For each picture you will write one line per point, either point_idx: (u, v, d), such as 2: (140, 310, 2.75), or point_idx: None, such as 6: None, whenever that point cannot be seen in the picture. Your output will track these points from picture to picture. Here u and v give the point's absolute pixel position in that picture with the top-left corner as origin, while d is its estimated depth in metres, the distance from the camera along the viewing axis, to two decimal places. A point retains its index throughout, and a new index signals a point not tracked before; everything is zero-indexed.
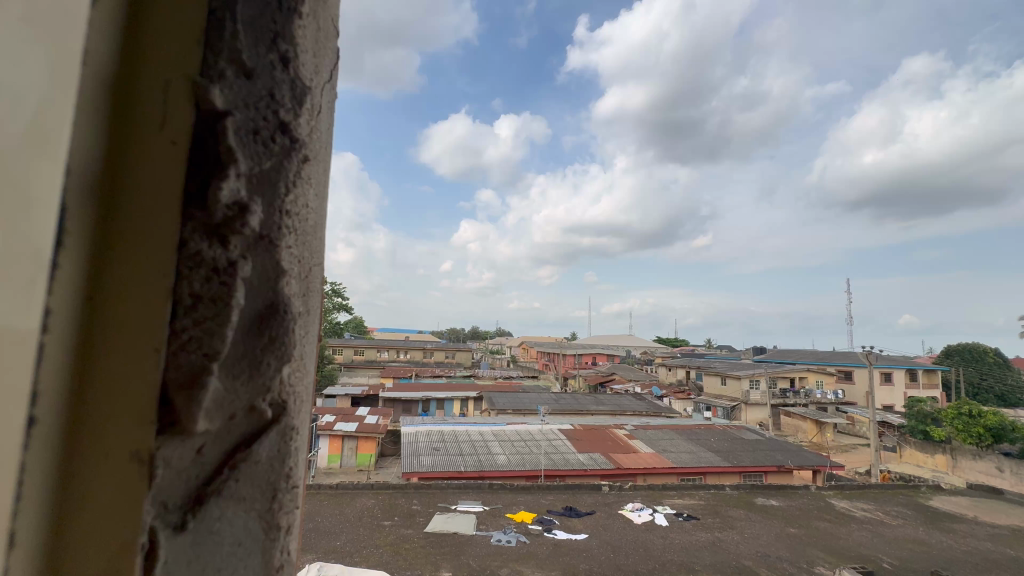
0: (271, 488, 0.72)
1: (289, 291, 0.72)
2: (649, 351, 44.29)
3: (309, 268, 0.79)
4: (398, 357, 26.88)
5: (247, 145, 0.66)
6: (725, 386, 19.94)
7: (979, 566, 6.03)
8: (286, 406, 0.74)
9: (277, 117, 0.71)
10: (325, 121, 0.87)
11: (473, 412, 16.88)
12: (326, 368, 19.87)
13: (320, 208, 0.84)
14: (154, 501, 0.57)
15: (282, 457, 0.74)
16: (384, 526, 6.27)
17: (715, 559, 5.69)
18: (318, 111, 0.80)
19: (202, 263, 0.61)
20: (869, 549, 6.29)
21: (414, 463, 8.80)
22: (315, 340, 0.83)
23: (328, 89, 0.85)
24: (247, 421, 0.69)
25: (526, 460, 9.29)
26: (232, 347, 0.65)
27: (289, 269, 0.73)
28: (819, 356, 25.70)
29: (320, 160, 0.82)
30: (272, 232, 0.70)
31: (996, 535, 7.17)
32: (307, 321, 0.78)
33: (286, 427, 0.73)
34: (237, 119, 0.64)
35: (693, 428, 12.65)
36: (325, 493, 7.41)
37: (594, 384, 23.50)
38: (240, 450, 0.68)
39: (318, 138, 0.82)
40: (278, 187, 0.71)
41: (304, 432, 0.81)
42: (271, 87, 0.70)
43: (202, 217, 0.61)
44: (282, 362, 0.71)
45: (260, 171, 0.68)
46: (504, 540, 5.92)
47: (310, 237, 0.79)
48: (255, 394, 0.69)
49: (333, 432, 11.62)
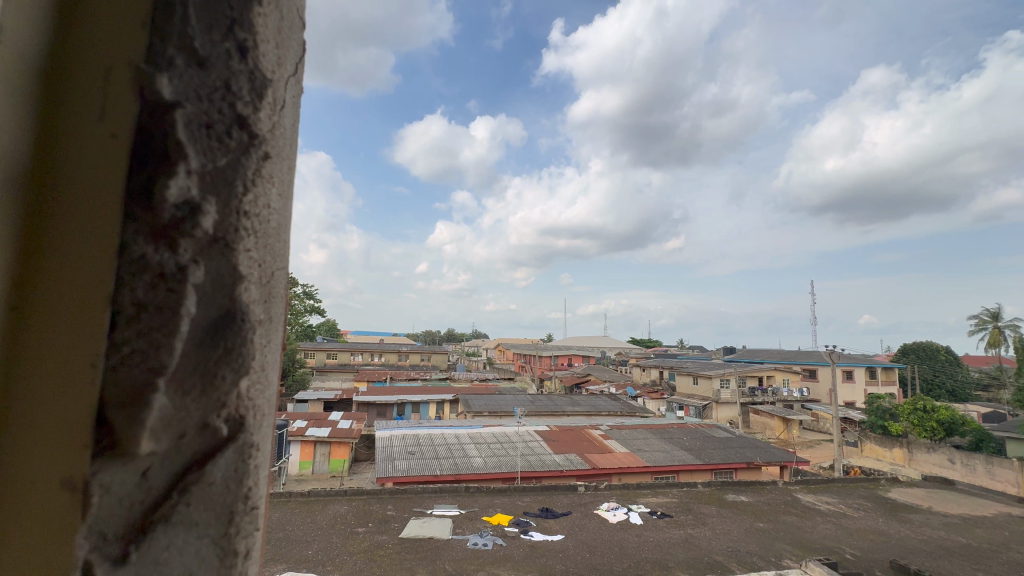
0: (227, 511, 0.69)
1: (248, 298, 0.69)
2: (623, 351, 44.93)
3: (271, 273, 0.75)
4: (373, 361, 26.45)
5: (198, 140, 0.64)
6: (697, 385, 20.38)
7: (934, 553, 6.33)
8: (244, 423, 0.70)
9: (232, 111, 0.69)
10: (293, 115, 0.84)
11: (449, 414, 16.76)
12: (297, 372, 19.39)
13: (287, 208, 0.81)
14: (89, 533, 0.59)
15: (240, 477, 0.70)
16: (357, 533, 6.15)
17: (688, 555, 5.80)
18: (281, 106, 0.77)
19: (146, 270, 0.61)
20: (833, 541, 6.52)
21: (388, 467, 8.66)
22: (279, 348, 0.80)
23: (293, 82, 0.82)
24: (201, 439, 0.67)
25: (502, 462, 9.27)
26: (183, 360, 0.63)
27: (247, 275, 0.69)
28: (786, 355, 26.61)
29: (284, 158, 0.78)
30: (228, 235, 0.67)
31: (949, 524, 7.56)
32: (270, 330, 0.75)
33: (242, 445, 0.69)
34: (187, 112, 0.63)
35: (667, 427, 12.89)
36: (296, 500, 7.21)
37: (570, 385, 23.69)
38: (191, 470, 0.66)
39: (284, 132, 0.79)
40: (234, 186, 0.68)
41: (266, 448, 0.76)
42: (226, 79, 0.68)
43: (148, 218, 0.61)
44: (238, 374, 0.68)
45: (214, 168, 0.66)
46: (480, 543, 5.88)
47: (273, 239, 0.75)
48: (209, 410, 0.66)
49: (305, 437, 11.34)
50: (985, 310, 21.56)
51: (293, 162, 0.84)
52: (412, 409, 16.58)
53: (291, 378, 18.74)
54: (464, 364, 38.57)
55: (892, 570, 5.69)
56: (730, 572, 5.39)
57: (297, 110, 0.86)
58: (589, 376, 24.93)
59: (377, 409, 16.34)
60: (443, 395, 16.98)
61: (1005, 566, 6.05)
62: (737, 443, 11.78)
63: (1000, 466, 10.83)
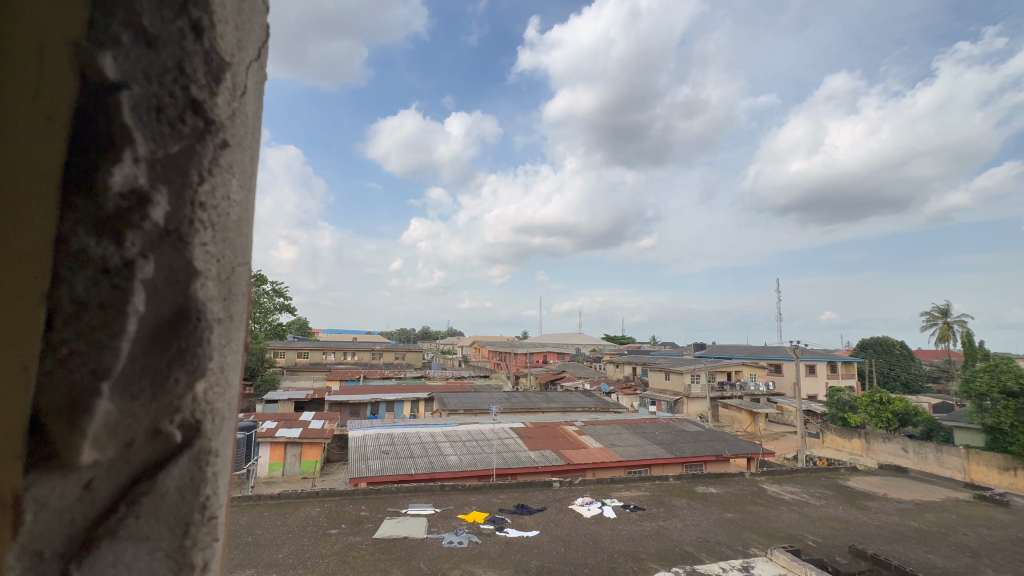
0: (182, 521, 0.66)
1: (204, 296, 0.66)
2: (598, 348, 45.55)
3: (232, 268, 0.72)
4: (346, 359, 25.99)
5: (148, 126, 0.61)
6: (669, 381, 20.84)
7: (889, 538, 6.67)
8: (200, 427, 0.67)
9: (186, 95, 0.66)
10: (255, 103, 0.80)
11: (424, 413, 16.63)
12: (266, 372, 18.87)
13: (250, 201, 0.78)
14: (24, 552, 0.56)
15: (196, 486, 0.67)
16: (330, 535, 6.03)
17: (660, 547, 5.92)
18: (242, 92, 0.74)
19: (88, 264, 0.58)
20: (796, 529, 6.78)
21: (362, 467, 8.52)
22: (240, 348, 0.77)
23: (255, 68, 0.78)
24: (153, 446, 0.64)
25: (478, 460, 9.27)
26: (130, 363, 0.60)
27: (204, 270, 0.66)
28: (753, 351, 27.51)
29: (245, 148, 0.75)
30: (181, 227, 0.63)
31: (902, 509, 7.97)
32: (230, 328, 0.71)
33: (199, 452, 0.66)
34: (133, 94, 0.61)
35: (639, 422, 13.14)
36: (266, 503, 7.02)
37: (545, 382, 23.85)
38: (142, 480, 0.63)
39: (245, 120, 0.76)
40: (188, 175, 0.65)
41: (227, 453, 0.74)
42: (180, 59, 0.65)
43: (90, 208, 0.59)
44: (194, 377, 0.66)
45: (166, 156, 0.63)
46: (455, 541, 5.86)
47: (233, 234, 0.72)
48: (161, 413, 0.64)
49: (275, 439, 11.05)
50: (936, 306, 22.77)
51: (256, 153, 0.81)
52: (386, 408, 16.38)
53: (260, 378, 18.23)
54: (439, 362, 38.32)
55: (851, 555, 5.96)
56: (700, 562, 5.54)
57: (259, 98, 0.83)
58: (564, 373, 25.16)
59: (350, 409, 16.06)
60: (418, 393, 16.83)
61: (953, 547, 6.42)
62: (706, 436, 12.12)
63: (949, 453, 11.48)
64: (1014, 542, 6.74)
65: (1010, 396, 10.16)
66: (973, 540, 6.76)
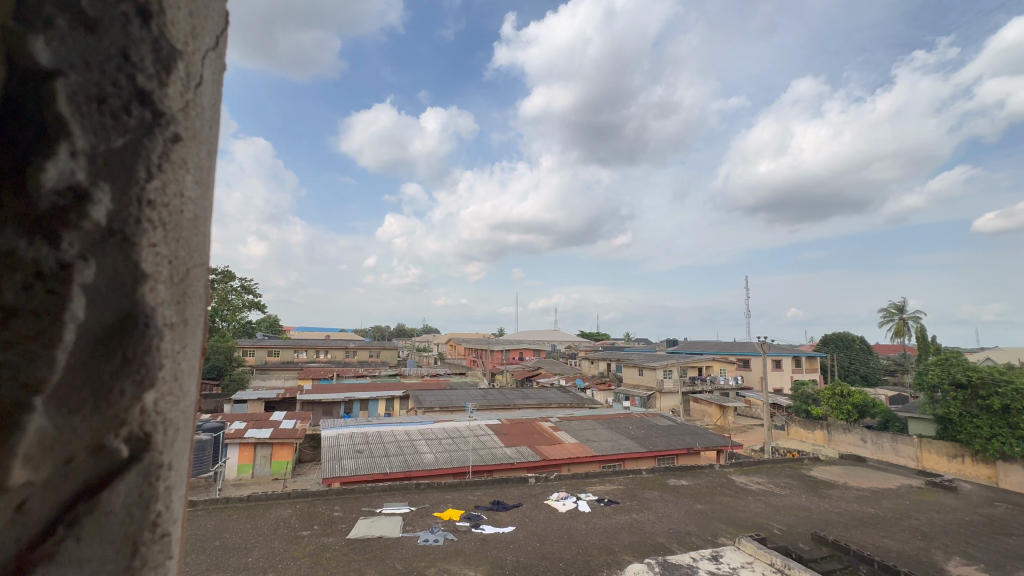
0: (129, 541, 0.64)
1: (154, 299, 0.63)
2: (573, 345, 45.95)
3: (186, 270, 0.69)
4: (318, 358, 25.46)
5: (88, 118, 0.59)
6: (642, 376, 21.23)
7: (848, 524, 6.98)
8: (149, 440, 0.65)
9: (132, 85, 0.63)
10: (213, 94, 0.77)
11: (399, 411, 16.47)
12: (235, 371, 18.30)
13: (208, 197, 0.75)
14: None
15: (146, 502, 0.65)
16: (302, 537, 5.91)
17: (633, 539, 6.04)
18: (195, 83, 0.71)
19: (21, 267, 0.56)
20: (763, 518, 7.03)
21: (335, 467, 8.37)
22: (197, 354, 0.74)
23: (212, 57, 0.75)
24: (96, 462, 0.62)
25: (454, 457, 9.24)
26: (69, 373, 0.57)
27: (154, 273, 0.63)
28: (723, 346, 28.31)
29: (200, 142, 0.72)
30: (126, 228, 0.61)
31: (861, 497, 8.36)
32: (185, 334, 0.69)
33: (147, 466, 0.64)
34: (70, 82, 0.58)
35: (614, 417, 13.34)
36: (234, 506, 6.82)
37: (521, 379, 23.95)
38: (82, 498, 0.61)
39: (201, 112, 0.73)
40: (134, 171, 0.62)
41: (181, 467, 0.71)
42: (124, 46, 0.62)
43: (23, 208, 0.56)
44: (141, 388, 0.63)
45: (108, 150, 0.60)
46: (431, 539, 5.83)
47: (187, 233, 0.69)
48: (105, 428, 0.61)
49: (243, 440, 10.74)
50: (892, 303, 23.90)
51: (215, 147, 0.78)
52: (361, 407, 16.14)
53: (228, 377, 17.67)
54: (415, 359, 37.99)
55: (814, 542, 6.21)
56: (672, 552, 5.67)
57: (218, 88, 0.80)
58: (540, 369, 25.31)
59: (322, 408, 15.75)
60: (393, 391, 16.64)
61: (906, 532, 6.77)
62: (678, 430, 12.41)
63: (903, 442, 12.10)
64: (961, 525, 7.17)
65: (959, 387, 10.74)
66: (925, 524, 7.15)
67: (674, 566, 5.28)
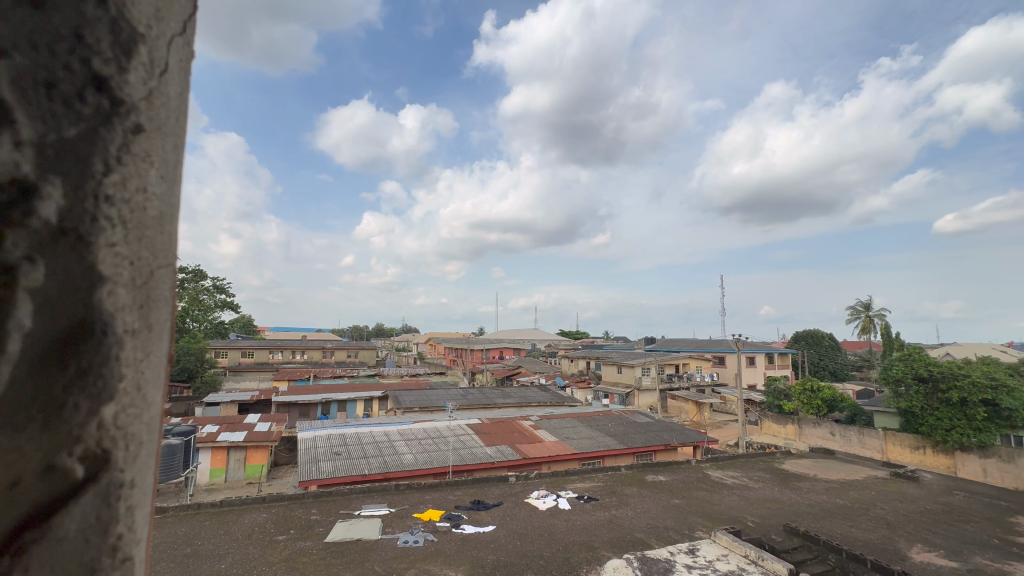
0: (88, 564, 0.61)
1: (114, 303, 0.61)
2: (552, 343, 46.25)
3: (149, 270, 0.68)
4: (294, 358, 24.95)
5: (34, 102, 0.53)
6: (621, 374, 21.48)
7: (818, 515, 7.21)
8: (108, 453, 0.63)
9: (86, 70, 0.59)
10: (180, 82, 0.76)
11: (378, 412, 16.28)
12: (206, 373, 17.77)
13: (173, 193, 0.73)
14: None
15: (104, 524, 0.63)
16: (277, 542, 5.77)
17: (612, 535, 6.10)
18: (158, 71, 0.70)
19: None
20: (737, 512, 7.19)
21: (311, 470, 8.19)
22: (161, 355, 0.72)
23: (174, 46, 0.74)
24: (47, 490, 0.56)
25: (433, 458, 9.17)
26: (16, 391, 0.51)
27: (114, 276, 0.61)
28: (698, 343, 28.90)
29: (162, 137, 0.71)
30: (82, 228, 0.56)
31: (830, 488, 8.64)
32: (148, 338, 0.68)
33: (106, 485, 0.62)
34: (14, 61, 0.51)
35: (593, 415, 13.46)
36: (206, 512, 6.61)
37: (501, 378, 23.98)
38: (27, 535, 0.54)
39: (165, 101, 0.72)
40: (90, 164, 0.58)
41: (143, 477, 0.70)
42: (77, 26, 0.58)
43: None
44: (98, 401, 0.60)
45: (60, 141, 0.55)
46: (411, 541, 5.77)
47: (149, 232, 0.68)
48: (57, 446, 0.56)
49: (216, 443, 10.43)
50: (859, 301, 24.75)
51: (182, 141, 0.77)
52: (338, 408, 15.87)
53: (199, 380, 17.15)
54: (394, 359, 37.60)
55: (785, 533, 6.39)
56: (650, 547, 5.75)
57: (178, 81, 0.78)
58: (520, 368, 25.38)
59: (299, 410, 15.43)
60: (372, 392, 16.41)
61: (872, 521, 7.03)
62: (655, 426, 12.61)
63: (869, 435, 12.56)
64: (923, 513, 7.48)
65: (920, 381, 11.22)
66: (889, 513, 7.43)
67: (652, 561, 5.35)
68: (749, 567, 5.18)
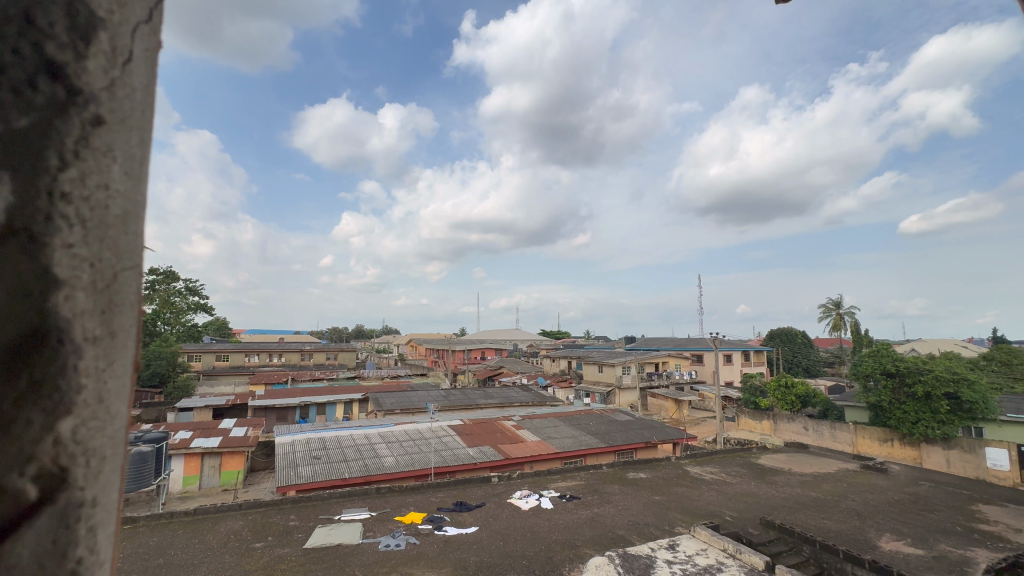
0: None
1: (72, 310, 0.58)
2: (534, 343, 46.48)
3: (111, 276, 0.64)
4: (271, 361, 24.43)
5: None
6: (602, 373, 21.69)
7: (792, 508, 7.41)
8: (66, 473, 0.59)
9: (37, 55, 0.58)
10: (145, 73, 0.72)
11: (359, 414, 16.07)
12: (179, 378, 17.26)
13: (140, 191, 0.70)
14: None
15: (60, 549, 0.59)
16: (255, 549, 5.63)
17: (595, 533, 6.16)
18: (122, 61, 0.67)
19: None
20: (716, 507, 7.34)
21: (290, 474, 8.02)
22: (129, 368, 0.68)
23: (141, 36, 0.70)
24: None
25: (415, 460, 9.09)
26: None
27: (69, 278, 0.58)
28: (677, 342, 29.43)
29: (126, 134, 0.67)
30: (36, 228, 0.55)
31: (804, 481, 8.89)
32: (111, 347, 0.65)
33: (62, 508, 0.58)
34: None
35: (576, 414, 13.54)
36: (180, 521, 6.41)
37: (483, 378, 23.95)
38: None
39: (130, 92, 0.69)
40: (43, 158, 0.56)
41: (106, 503, 0.66)
42: (27, 10, 0.57)
43: None
44: (50, 414, 0.57)
45: (10, 132, 0.54)
46: (392, 544, 5.71)
47: (112, 235, 0.65)
48: (10, 459, 0.54)
49: (190, 450, 10.12)
50: (830, 299, 25.52)
51: (149, 136, 0.73)
52: (317, 412, 15.61)
53: (171, 385, 16.64)
54: (374, 361, 37.17)
55: (761, 526, 6.55)
56: (631, 544, 5.82)
57: (148, 77, 0.74)
58: (502, 368, 25.41)
59: (276, 414, 15.12)
60: (352, 394, 16.18)
61: (844, 513, 7.26)
62: (636, 424, 12.77)
63: (840, 429, 12.95)
64: (891, 504, 7.77)
65: (888, 376, 11.63)
66: (860, 505, 7.68)
67: (634, 557, 5.41)
68: (727, 561, 5.29)
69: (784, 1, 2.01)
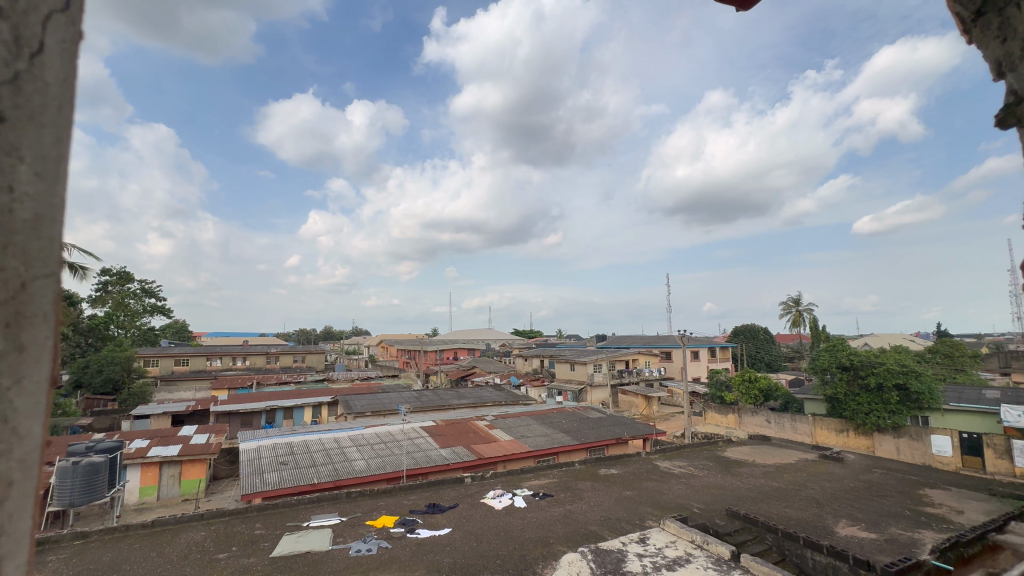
0: None
1: None
2: (506, 343, 46.60)
3: (22, 280, 0.66)
4: (234, 365, 23.54)
5: None
6: (575, 371, 21.89)
7: (756, 498, 7.69)
8: None
9: None
10: (62, 72, 0.73)
11: (328, 418, 15.71)
12: (135, 384, 16.40)
13: (57, 192, 0.72)
14: None
15: None
16: (218, 560, 5.41)
17: (568, 530, 6.20)
18: (24, 59, 0.68)
19: None
20: (685, 499, 7.53)
21: (256, 481, 7.74)
22: (50, 373, 0.69)
23: (49, 28, 0.70)
24: None
25: (387, 463, 8.94)
26: None
27: None
28: (646, 339, 30.12)
29: (34, 136, 0.69)
30: None
31: (766, 472, 9.24)
32: (25, 349, 0.66)
33: None
34: None
35: (548, 412, 13.61)
36: (136, 534, 6.10)
37: (455, 378, 23.83)
38: None
39: (42, 90, 0.71)
40: None
41: (26, 509, 0.66)
42: None
43: None
44: None
45: None
46: (364, 549, 5.60)
47: (23, 239, 0.67)
48: None
49: (147, 459, 9.63)
50: (791, 296, 26.54)
51: (71, 138, 0.75)
52: (284, 416, 15.15)
53: (126, 391, 15.81)
54: (344, 363, 36.36)
55: (728, 516, 6.76)
56: (604, 539, 5.89)
57: (73, 78, 0.76)
58: (474, 368, 25.33)
59: (240, 419, 14.58)
60: (320, 397, 15.78)
61: (804, 501, 7.58)
62: (607, 421, 12.98)
63: (800, 421, 13.48)
64: (846, 491, 8.16)
65: (843, 369, 12.16)
66: (819, 493, 8.03)
67: (606, 552, 5.48)
68: (696, 552, 5.43)
69: (749, 6, 2.04)
